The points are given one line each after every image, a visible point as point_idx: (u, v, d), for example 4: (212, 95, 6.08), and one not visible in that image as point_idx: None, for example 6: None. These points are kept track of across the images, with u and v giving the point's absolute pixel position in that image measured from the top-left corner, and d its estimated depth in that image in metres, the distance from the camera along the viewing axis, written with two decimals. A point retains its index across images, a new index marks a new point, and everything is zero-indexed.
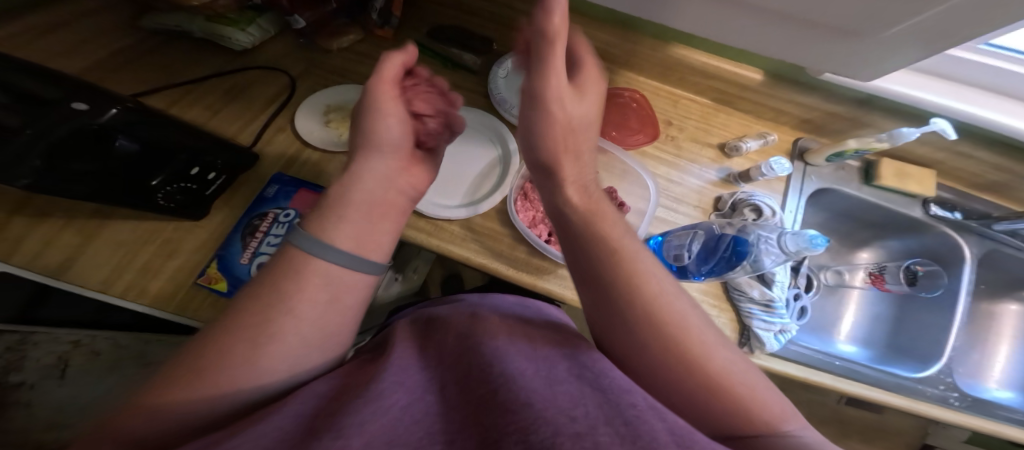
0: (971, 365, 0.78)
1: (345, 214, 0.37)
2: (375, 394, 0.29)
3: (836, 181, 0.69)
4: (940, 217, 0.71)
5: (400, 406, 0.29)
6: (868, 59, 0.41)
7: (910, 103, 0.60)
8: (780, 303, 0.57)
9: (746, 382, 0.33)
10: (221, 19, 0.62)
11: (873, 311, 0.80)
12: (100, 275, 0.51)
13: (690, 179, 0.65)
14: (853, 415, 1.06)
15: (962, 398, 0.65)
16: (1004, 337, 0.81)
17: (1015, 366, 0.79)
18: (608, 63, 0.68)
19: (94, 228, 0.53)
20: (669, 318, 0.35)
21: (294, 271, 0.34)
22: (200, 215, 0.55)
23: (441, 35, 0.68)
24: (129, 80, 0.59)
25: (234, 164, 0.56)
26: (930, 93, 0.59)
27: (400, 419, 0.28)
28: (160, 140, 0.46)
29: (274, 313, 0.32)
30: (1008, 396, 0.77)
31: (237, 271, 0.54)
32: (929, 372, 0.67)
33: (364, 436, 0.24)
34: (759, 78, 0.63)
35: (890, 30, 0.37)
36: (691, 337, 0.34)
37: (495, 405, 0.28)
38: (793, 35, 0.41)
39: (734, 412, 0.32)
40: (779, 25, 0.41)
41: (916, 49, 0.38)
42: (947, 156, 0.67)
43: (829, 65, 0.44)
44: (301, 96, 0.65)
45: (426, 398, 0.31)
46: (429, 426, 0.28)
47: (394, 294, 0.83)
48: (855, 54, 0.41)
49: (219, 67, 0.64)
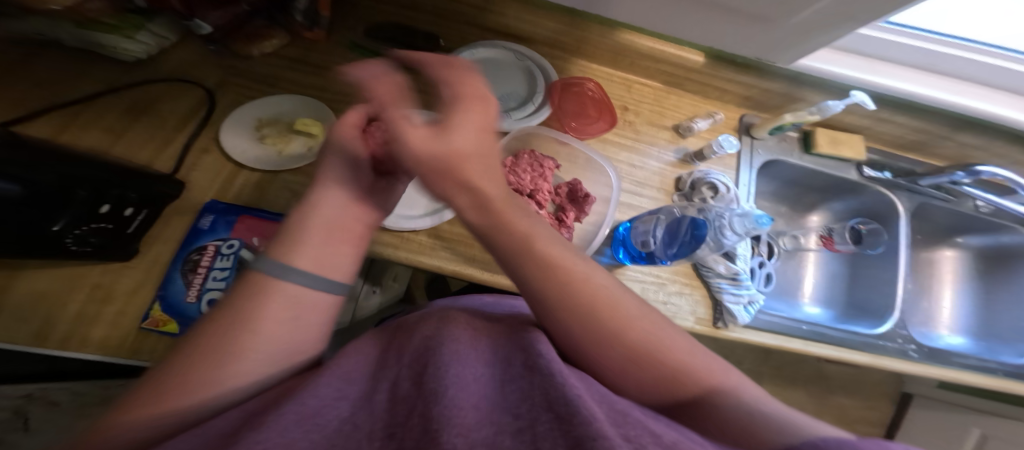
0: (922, 315, 0.86)
1: (306, 240, 0.39)
2: (313, 409, 0.27)
3: (781, 152, 0.72)
4: (874, 179, 0.75)
5: (341, 418, 0.28)
6: (789, 44, 0.48)
7: (827, 78, 0.63)
8: (745, 275, 0.60)
9: (678, 349, 0.36)
10: (99, 26, 0.53)
11: (829, 270, 0.85)
12: (25, 332, 0.46)
13: (650, 163, 0.66)
14: (832, 371, 1.10)
15: (919, 349, 0.70)
16: (946, 283, 0.88)
17: (960, 311, 0.87)
18: (561, 51, 0.68)
19: (6, 279, 0.48)
20: (596, 299, 0.38)
21: (259, 294, 0.36)
22: (130, 254, 0.51)
23: (380, 34, 0.65)
24: (14, 106, 0.54)
25: (157, 194, 0.51)
26: (851, 68, 0.63)
27: (339, 426, 0.27)
28: (53, 179, 0.40)
29: (235, 332, 0.34)
30: (960, 342, 0.84)
31: (185, 311, 0.50)
32: (886, 327, 0.72)
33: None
34: (701, 60, 0.64)
35: (794, 18, 0.44)
36: (622, 315, 0.37)
37: (439, 401, 0.27)
38: (722, 22, 0.48)
39: (670, 378, 0.35)
40: (708, 14, 0.47)
41: (827, 33, 0.44)
42: (871, 122, 0.71)
43: (757, 49, 0.51)
44: (225, 112, 0.60)
45: (374, 399, 0.30)
46: (372, 427, 0.27)
47: (372, 307, 0.80)
48: (776, 37, 0.48)
49: (112, 82, 0.59)
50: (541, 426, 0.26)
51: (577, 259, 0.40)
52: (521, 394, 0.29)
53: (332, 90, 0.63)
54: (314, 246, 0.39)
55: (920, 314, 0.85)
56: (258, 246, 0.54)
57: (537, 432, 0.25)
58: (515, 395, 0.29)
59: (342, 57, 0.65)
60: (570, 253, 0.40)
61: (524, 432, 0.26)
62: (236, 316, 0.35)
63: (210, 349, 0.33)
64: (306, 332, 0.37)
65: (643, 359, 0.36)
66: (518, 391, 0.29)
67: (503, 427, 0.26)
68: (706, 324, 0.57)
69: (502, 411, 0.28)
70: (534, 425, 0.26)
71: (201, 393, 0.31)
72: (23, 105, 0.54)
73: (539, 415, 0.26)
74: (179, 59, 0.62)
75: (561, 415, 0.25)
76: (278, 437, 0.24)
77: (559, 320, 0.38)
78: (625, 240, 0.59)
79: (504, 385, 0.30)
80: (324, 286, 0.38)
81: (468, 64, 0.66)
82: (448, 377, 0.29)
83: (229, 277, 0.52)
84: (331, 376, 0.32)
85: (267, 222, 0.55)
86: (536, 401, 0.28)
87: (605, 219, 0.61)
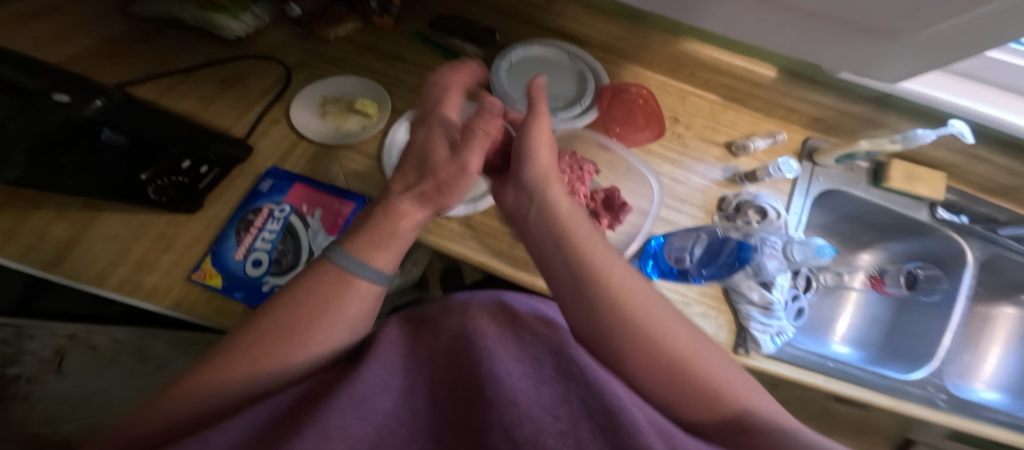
0: (961, 366, 0.78)
1: (366, 232, 0.40)
2: (362, 394, 0.28)
3: (844, 182, 0.68)
4: (946, 221, 0.70)
5: (388, 412, 0.28)
6: (894, 64, 0.42)
7: (929, 105, 0.58)
8: (778, 306, 0.56)
9: (713, 367, 0.34)
10: (215, 8, 0.60)
11: (870, 313, 0.79)
12: (93, 269, 0.50)
13: (694, 178, 0.63)
14: (840, 411, 1.08)
15: (948, 399, 0.64)
16: (994, 339, 0.81)
17: (1004, 370, 0.79)
18: (617, 57, 0.67)
19: (85, 221, 0.51)
20: (628, 306, 0.36)
21: (321, 282, 0.37)
22: (195, 208, 0.54)
23: (444, 25, 0.66)
24: (120, 68, 0.57)
25: (231, 157, 0.54)
26: (948, 92, 0.58)
27: (386, 422, 0.27)
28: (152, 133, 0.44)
29: (297, 321, 0.35)
30: (994, 398, 0.77)
31: (232, 267, 0.52)
32: (919, 374, 0.67)
33: (347, 441, 0.24)
34: (772, 74, 0.61)
35: (930, 29, 0.37)
36: (654, 326, 0.35)
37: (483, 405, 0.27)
38: (823, 36, 0.41)
39: (707, 397, 0.32)
40: (808, 24, 0.40)
41: (952, 52, 0.38)
42: (962, 159, 0.66)
43: (853, 68, 0.45)
44: (295, 88, 0.63)
45: (414, 398, 0.31)
46: (413, 429, 0.28)
47: (389, 288, 0.79)
48: (881, 55, 0.42)
49: (211, 56, 0.63)
50: (584, 431, 0.25)
51: (606, 261, 0.39)
52: (558, 397, 0.28)
53: (389, 75, 0.65)
54: (373, 238, 0.40)
55: (958, 364, 0.78)
56: (306, 214, 0.56)
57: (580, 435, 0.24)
58: (553, 397, 0.28)
59: (406, 45, 0.66)
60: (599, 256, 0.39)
61: (567, 433, 0.25)
62: (295, 302, 0.36)
63: (272, 329, 0.34)
64: (347, 322, 0.37)
65: (675, 378, 0.33)
66: (555, 392, 0.29)
67: None
68: (726, 350, 0.54)
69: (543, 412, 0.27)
70: (576, 429, 0.25)
71: (260, 364, 0.33)
72: (134, 71, 0.58)
73: (580, 420, 0.25)
74: (269, 39, 0.65)
75: (604, 423, 0.24)
76: (337, 422, 0.24)
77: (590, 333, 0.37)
78: (656, 254, 0.57)
79: (541, 384, 0.30)
80: (381, 280, 0.39)
81: (521, 61, 0.66)
82: (486, 379, 0.29)
83: (276, 240, 0.55)
84: (374, 364, 0.32)
85: (318, 193, 0.57)
86: (576, 406, 0.27)
87: (639, 232, 0.59)
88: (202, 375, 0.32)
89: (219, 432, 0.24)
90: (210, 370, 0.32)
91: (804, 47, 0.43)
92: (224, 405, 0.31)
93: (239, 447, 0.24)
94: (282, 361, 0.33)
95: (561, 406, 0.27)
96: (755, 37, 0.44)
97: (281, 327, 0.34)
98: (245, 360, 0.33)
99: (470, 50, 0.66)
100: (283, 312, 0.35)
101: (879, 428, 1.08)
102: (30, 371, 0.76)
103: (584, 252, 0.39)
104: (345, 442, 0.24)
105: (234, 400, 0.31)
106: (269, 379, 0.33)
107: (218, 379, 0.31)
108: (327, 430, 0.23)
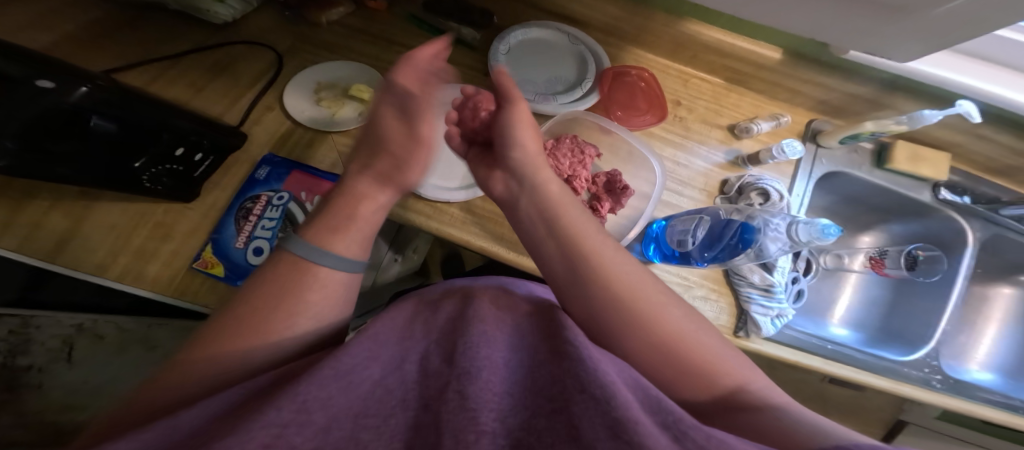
0: (957, 347, 0.79)
1: (336, 224, 0.41)
2: (348, 366, 0.28)
3: (847, 164, 0.68)
4: (948, 201, 0.69)
5: (374, 380, 0.29)
6: (909, 43, 0.41)
7: (936, 84, 0.57)
8: (779, 288, 0.56)
9: (704, 346, 0.35)
10: None
11: (869, 295, 0.80)
12: (94, 258, 0.50)
13: (696, 162, 0.63)
14: (833, 391, 1.10)
15: (944, 380, 0.66)
16: (990, 320, 0.81)
17: (1001, 348, 0.80)
18: (618, 38, 0.66)
19: (82, 210, 0.51)
20: (620, 286, 0.37)
21: (286, 272, 0.37)
22: (192, 197, 0.54)
23: (438, 7, 0.64)
24: (109, 56, 0.56)
25: (226, 144, 0.53)
26: (958, 72, 0.56)
27: (374, 390, 0.28)
28: (143, 121, 0.43)
29: (263, 305, 0.35)
30: (987, 378, 0.77)
31: (233, 256, 0.52)
32: (915, 355, 0.68)
33: (329, 412, 0.25)
34: (777, 56, 0.59)
35: (943, 8, 0.36)
36: (647, 305, 0.36)
37: (471, 378, 0.27)
38: (834, 16, 0.41)
39: (696, 369, 0.34)
40: (820, 3, 0.39)
41: (966, 29, 0.37)
42: (965, 139, 0.65)
43: (868, 47, 0.44)
44: (289, 73, 0.62)
45: (403, 368, 0.30)
46: (406, 395, 0.28)
47: (391, 275, 0.79)
48: (897, 34, 0.40)
49: (201, 41, 0.62)
50: (575, 405, 0.25)
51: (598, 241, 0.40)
52: (554, 374, 0.28)
53: (385, 59, 0.63)
54: (345, 230, 0.41)
55: (953, 346, 0.78)
56: (305, 201, 0.56)
57: (571, 411, 0.25)
58: (546, 378, 0.28)
59: (401, 28, 0.65)
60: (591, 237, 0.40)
61: (558, 413, 0.25)
62: (264, 293, 0.36)
63: (244, 322, 0.34)
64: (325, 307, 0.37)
65: (664, 352, 0.35)
66: (546, 374, 0.29)
67: (535, 408, 0.26)
68: (727, 332, 0.55)
69: (534, 393, 0.27)
70: (569, 405, 0.25)
71: (237, 350, 0.33)
72: (126, 58, 0.57)
73: (572, 395, 0.25)
74: (260, 23, 0.64)
75: (595, 396, 0.24)
76: (319, 393, 0.25)
77: (585, 308, 0.37)
78: (658, 238, 0.58)
79: (533, 368, 0.30)
80: (344, 265, 0.39)
81: (519, 43, 0.65)
82: (480, 359, 0.29)
83: (276, 228, 0.55)
84: (363, 338, 0.32)
85: (317, 180, 0.56)
86: (569, 382, 0.26)
87: (641, 215, 0.59)
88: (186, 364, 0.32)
89: (193, 409, 0.25)
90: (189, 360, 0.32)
91: (814, 26, 0.42)
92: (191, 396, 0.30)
93: (221, 417, 0.25)
94: (253, 347, 0.33)
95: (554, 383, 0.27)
96: (762, 16, 0.43)
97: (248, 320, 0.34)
98: (219, 345, 0.33)
99: (469, 34, 0.63)
100: (255, 301, 0.35)
101: (872, 408, 1.10)
102: (39, 361, 0.79)
103: (582, 237, 0.40)
104: (326, 414, 0.25)
105: (204, 388, 0.31)
106: (246, 365, 0.33)
107: (198, 367, 0.32)
108: (306, 402, 0.24)
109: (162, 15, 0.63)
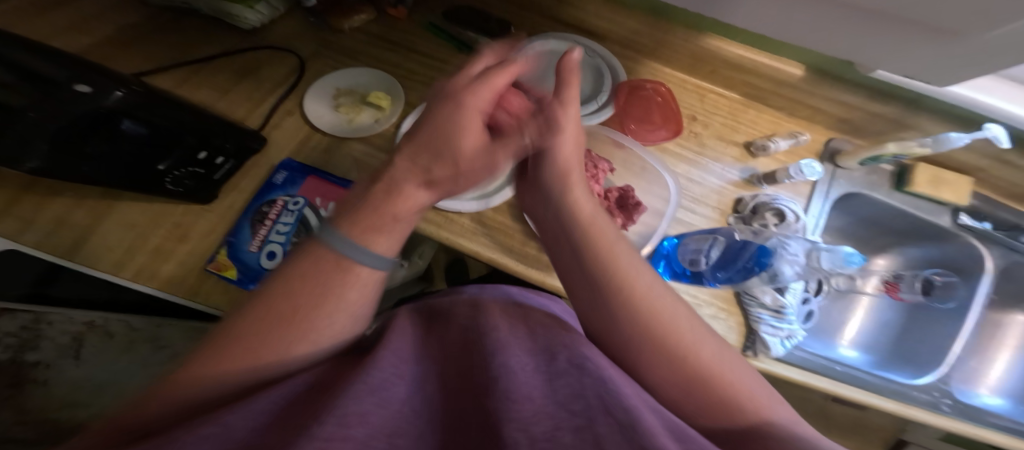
0: (965, 371, 0.76)
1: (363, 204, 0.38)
2: (376, 381, 0.27)
3: (865, 185, 0.67)
4: (968, 227, 0.68)
5: (400, 399, 0.27)
6: (948, 65, 0.41)
7: (966, 106, 0.56)
8: (791, 310, 0.55)
9: (734, 372, 0.34)
10: None
11: (880, 318, 0.77)
12: (110, 257, 0.50)
13: (710, 179, 0.62)
14: (837, 411, 1.08)
15: (953, 405, 0.63)
16: (1004, 345, 0.79)
17: (1012, 376, 0.78)
18: (636, 52, 0.66)
19: (101, 209, 0.52)
20: (651, 308, 0.35)
21: (313, 262, 0.35)
22: (210, 199, 0.53)
23: (459, 17, 0.64)
24: (136, 58, 0.57)
25: (246, 148, 0.54)
26: (989, 95, 0.55)
27: (402, 407, 0.27)
28: (172, 123, 0.44)
29: (291, 299, 0.33)
30: (996, 403, 0.76)
31: (247, 259, 0.52)
32: (926, 379, 0.67)
33: (367, 428, 0.23)
34: (800, 73, 0.59)
35: (988, 34, 0.35)
36: (677, 326, 0.35)
37: (494, 396, 0.26)
38: (871, 36, 0.40)
39: (728, 398, 0.32)
40: (860, 21, 0.39)
41: (1009, 56, 0.36)
42: (990, 164, 0.63)
43: (901, 68, 0.44)
44: (309, 79, 0.62)
45: (427, 389, 0.29)
46: (429, 415, 0.27)
47: (397, 280, 0.79)
48: (935, 56, 0.40)
49: (227, 46, 0.62)
50: (602, 427, 0.23)
51: (629, 261, 0.38)
52: (574, 389, 0.27)
53: (404, 67, 0.64)
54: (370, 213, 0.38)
55: (964, 370, 0.76)
56: (319, 207, 0.55)
57: (597, 432, 0.23)
58: (568, 391, 0.26)
59: (421, 37, 0.65)
60: (619, 253, 0.38)
61: (583, 430, 0.23)
62: (286, 290, 0.34)
63: (248, 323, 0.32)
64: (347, 307, 0.36)
65: (696, 381, 0.33)
66: (569, 385, 0.27)
67: (560, 419, 0.24)
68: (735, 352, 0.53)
69: (556, 405, 0.25)
70: (593, 424, 0.23)
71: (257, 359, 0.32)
72: (151, 61, 0.58)
73: (597, 416, 0.24)
74: (283, 30, 0.65)
75: (621, 420, 0.23)
76: (356, 407, 0.23)
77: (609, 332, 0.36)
78: (669, 256, 0.57)
79: (553, 377, 0.28)
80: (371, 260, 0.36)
81: (537, 55, 0.65)
82: (500, 372, 0.28)
83: (290, 233, 0.54)
84: (384, 352, 0.31)
85: (331, 185, 0.56)
86: (592, 401, 0.25)
87: (653, 233, 0.58)
88: (203, 365, 0.31)
89: (230, 417, 0.24)
90: (204, 366, 0.30)
91: (845, 43, 0.42)
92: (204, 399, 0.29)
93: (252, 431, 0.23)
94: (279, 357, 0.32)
95: (576, 401, 0.25)
96: (793, 32, 0.43)
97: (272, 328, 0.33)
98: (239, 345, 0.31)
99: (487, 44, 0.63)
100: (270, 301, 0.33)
101: (874, 429, 1.07)
102: (48, 358, 0.77)
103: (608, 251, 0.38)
104: (365, 429, 0.23)
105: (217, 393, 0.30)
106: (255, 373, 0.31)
107: (215, 366, 0.30)
108: (347, 415, 0.23)
109: (191, 20, 0.64)
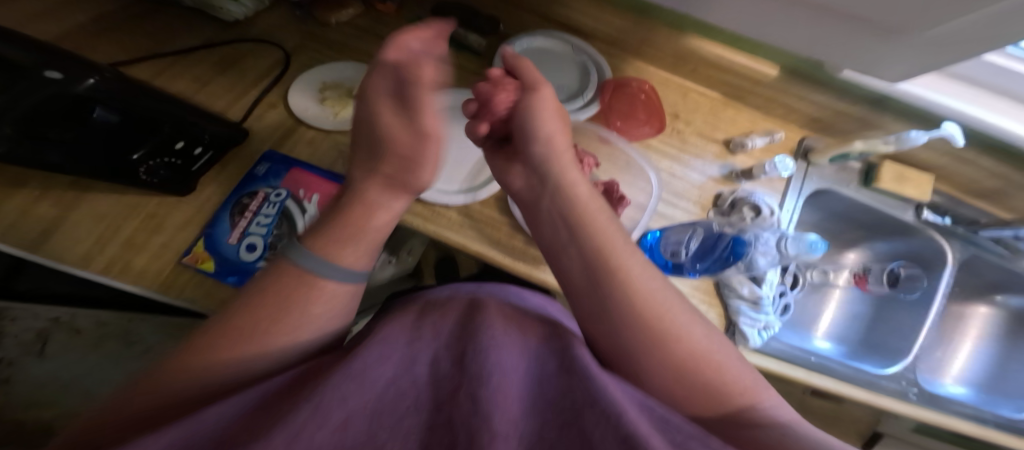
0: (932, 361, 0.81)
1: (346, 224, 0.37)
2: (361, 366, 0.28)
3: (836, 182, 0.70)
4: (930, 222, 0.72)
5: (386, 380, 0.28)
6: (899, 66, 0.43)
7: (921, 107, 0.59)
8: (768, 301, 0.57)
9: (723, 362, 0.34)
10: None
11: (851, 311, 0.81)
12: (80, 248, 0.49)
13: (692, 174, 0.64)
14: (815, 403, 1.12)
15: (920, 392, 0.68)
16: (965, 336, 0.84)
17: (973, 364, 0.83)
18: (620, 50, 0.67)
19: (72, 200, 0.50)
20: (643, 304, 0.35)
21: (294, 274, 0.34)
22: (186, 191, 0.53)
23: (448, 12, 0.64)
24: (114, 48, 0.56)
25: (227, 140, 0.53)
26: (949, 97, 0.59)
27: (388, 390, 0.27)
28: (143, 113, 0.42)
29: (273, 302, 0.33)
30: (961, 392, 0.80)
31: (225, 251, 0.52)
32: (894, 368, 0.70)
33: (348, 413, 0.24)
34: (773, 72, 0.61)
35: (933, 30, 0.37)
36: (669, 319, 0.35)
37: (480, 384, 0.27)
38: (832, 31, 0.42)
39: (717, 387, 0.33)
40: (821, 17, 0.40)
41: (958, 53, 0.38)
42: (950, 161, 0.67)
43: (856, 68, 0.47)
44: (294, 72, 0.62)
45: (415, 370, 0.30)
46: (417, 398, 0.28)
47: (385, 275, 0.78)
48: (889, 54, 0.42)
49: (208, 37, 0.61)
50: (586, 420, 0.25)
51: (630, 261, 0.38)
52: (563, 389, 0.28)
53: None
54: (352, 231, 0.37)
55: (929, 360, 0.81)
56: (302, 198, 0.55)
57: (583, 426, 0.25)
58: (557, 391, 0.28)
59: None
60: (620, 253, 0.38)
61: (571, 427, 0.25)
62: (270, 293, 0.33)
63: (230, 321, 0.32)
64: (328, 312, 0.35)
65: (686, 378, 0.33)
66: (559, 385, 0.28)
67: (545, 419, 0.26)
68: None
69: (544, 405, 0.27)
70: (579, 420, 0.25)
71: (228, 358, 0.30)
72: (126, 52, 0.57)
73: (582, 410, 0.25)
74: (268, 22, 0.64)
75: (603, 415, 0.24)
76: (335, 394, 0.25)
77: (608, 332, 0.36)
78: (652, 249, 0.58)
79: (545, 379, 0.29)
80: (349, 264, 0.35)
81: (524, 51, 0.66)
82: (488, 360, 0.29)
83: (272, 224, 0.54)
84: (372, 340, 0.32)
85: (314, 177, 0.56)
86: (578, 396, 0.27)
87: (637, 225, 0.59)
88: (174, 366, 0.30)
89: (221, 405, 0.25)
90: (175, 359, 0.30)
91: (811, 44, 0.44)
92: (176, 394, 0.28)
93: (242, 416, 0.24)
94: (235, 359, 0.30)
95: (565, 398, 0.27)
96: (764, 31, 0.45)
97: (236, 327, 0.32)
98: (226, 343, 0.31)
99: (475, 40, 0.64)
100: (258, 303, 0.33)
101: (851, 420, 1.12)
102: (11, 355, 0.77)
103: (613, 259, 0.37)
104: (342, 413, 0.24)
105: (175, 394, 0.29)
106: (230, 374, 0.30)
107: (186, 370, 0.29)
108: (323, 403, 0.24)
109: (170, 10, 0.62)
